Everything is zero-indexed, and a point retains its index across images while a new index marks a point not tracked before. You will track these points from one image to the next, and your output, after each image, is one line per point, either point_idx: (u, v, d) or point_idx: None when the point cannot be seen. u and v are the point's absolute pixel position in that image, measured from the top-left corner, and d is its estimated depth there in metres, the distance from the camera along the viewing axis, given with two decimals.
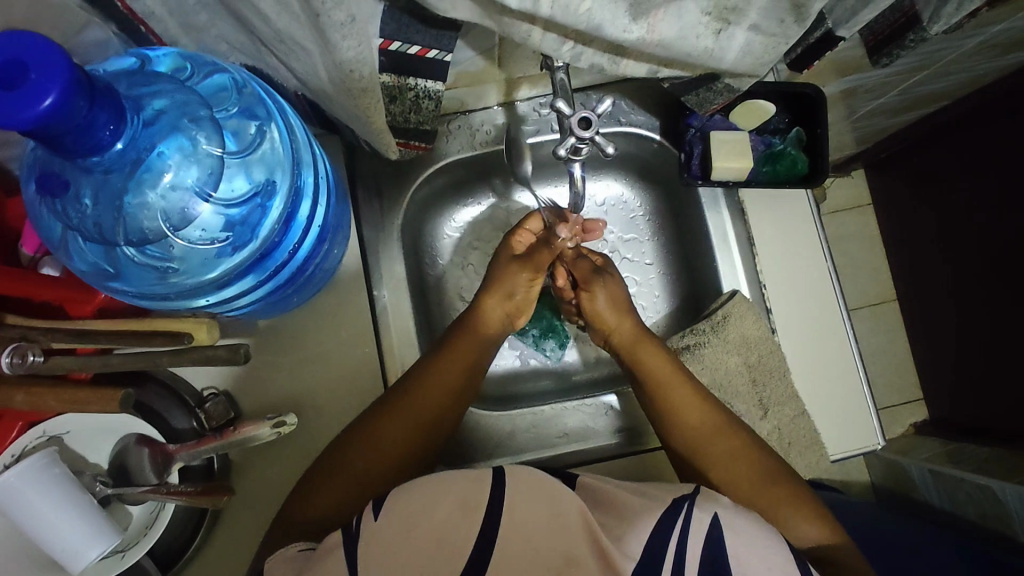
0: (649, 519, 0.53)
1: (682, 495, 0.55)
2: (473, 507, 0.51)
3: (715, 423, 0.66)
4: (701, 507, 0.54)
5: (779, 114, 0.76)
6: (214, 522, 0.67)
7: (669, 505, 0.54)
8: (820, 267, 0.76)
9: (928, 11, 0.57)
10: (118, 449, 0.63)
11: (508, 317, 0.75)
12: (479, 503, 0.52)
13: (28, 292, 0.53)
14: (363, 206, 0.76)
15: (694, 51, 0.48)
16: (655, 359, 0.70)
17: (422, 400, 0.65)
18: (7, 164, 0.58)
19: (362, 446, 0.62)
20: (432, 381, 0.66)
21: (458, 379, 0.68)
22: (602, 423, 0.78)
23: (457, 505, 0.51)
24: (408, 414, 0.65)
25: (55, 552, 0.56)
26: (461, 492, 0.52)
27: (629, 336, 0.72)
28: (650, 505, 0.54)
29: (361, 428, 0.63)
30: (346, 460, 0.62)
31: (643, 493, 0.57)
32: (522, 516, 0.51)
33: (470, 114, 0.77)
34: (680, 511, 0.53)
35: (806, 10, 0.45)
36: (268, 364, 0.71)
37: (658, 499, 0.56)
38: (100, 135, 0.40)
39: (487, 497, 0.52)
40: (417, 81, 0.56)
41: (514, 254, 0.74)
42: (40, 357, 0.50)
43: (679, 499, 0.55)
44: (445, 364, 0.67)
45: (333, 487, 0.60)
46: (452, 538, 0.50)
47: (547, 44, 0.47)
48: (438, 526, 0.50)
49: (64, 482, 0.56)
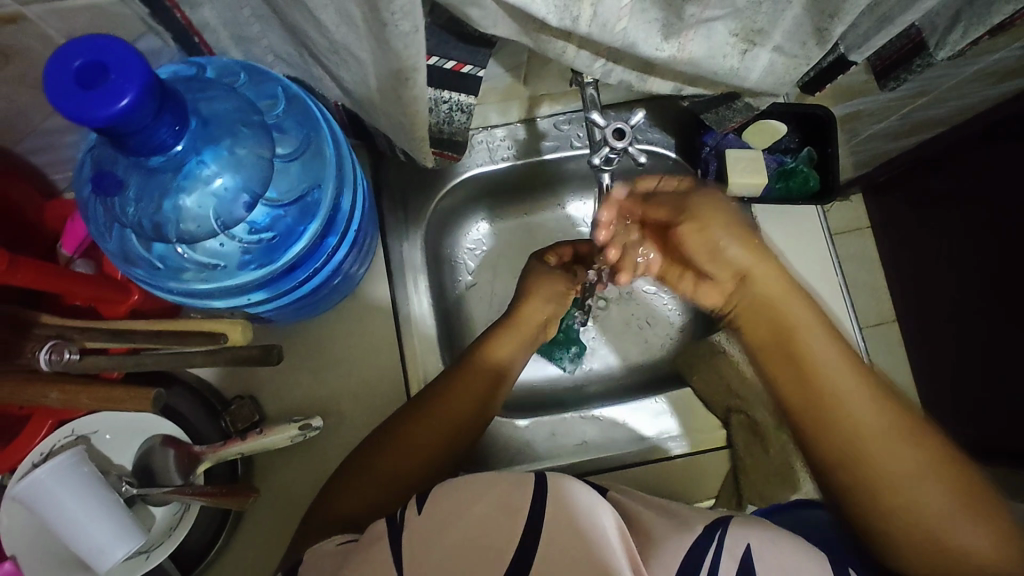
0: (679, 542, 0.49)
1: (714, 522, 0.51)
2: (515, 510, 0.48)
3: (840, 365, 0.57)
4: (733, 534, 0.49)
5: (790, 134, 0.78)
6: (235, 525, 0.68)
7: (701, 531, 0.50)
8: (832, 280, 0.77)
9: (935, 38, 0.62)
10: (143, 450, 0.64)
11: (545, 325, 0.74)
12: (520, 506, 0.48)
13: (64, 289, 0.54)
14: (387, 216, 0.78)
15: (721, 70, 0.50)
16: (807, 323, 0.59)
17: (454, 403, 0.65)
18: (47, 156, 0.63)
19: (382, 455, 0.63)
20: (457, 390, 0.65)
21: (487, 385, 0.67)
22: (619, 434, 0.78)
23: (499, 507, 0.48)
24: (442, 413, 0.64)
25: (83, 550, 0.56)
26: (502, 494, 0.49)
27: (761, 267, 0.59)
28: (677, 529, 0.51)
29: (402, 420, 0.65)
30: (387, 455, 0.62)
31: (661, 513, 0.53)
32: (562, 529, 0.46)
33: (492, 129, 0.80)
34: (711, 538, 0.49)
35: (828, 35, 0.47)
36: (292, 368, 0.73)
37: (688, 524, 0.52)
38: (163, 137, 0.41)
39: (528, 502, 0.48)
40: (451, 94, 0.59)
41: (545, 263, 0.76)
42: (75, 356, 0.55)
43: (711, 525, 0.51)
44: (483, 366, 0.67)
45: (370, 483, 0.61)
46: (495, 536, 0.47)
47: (580, 60, 0.51)
48: (471, 531, 0.47)
49: (92, 481, 0.57)
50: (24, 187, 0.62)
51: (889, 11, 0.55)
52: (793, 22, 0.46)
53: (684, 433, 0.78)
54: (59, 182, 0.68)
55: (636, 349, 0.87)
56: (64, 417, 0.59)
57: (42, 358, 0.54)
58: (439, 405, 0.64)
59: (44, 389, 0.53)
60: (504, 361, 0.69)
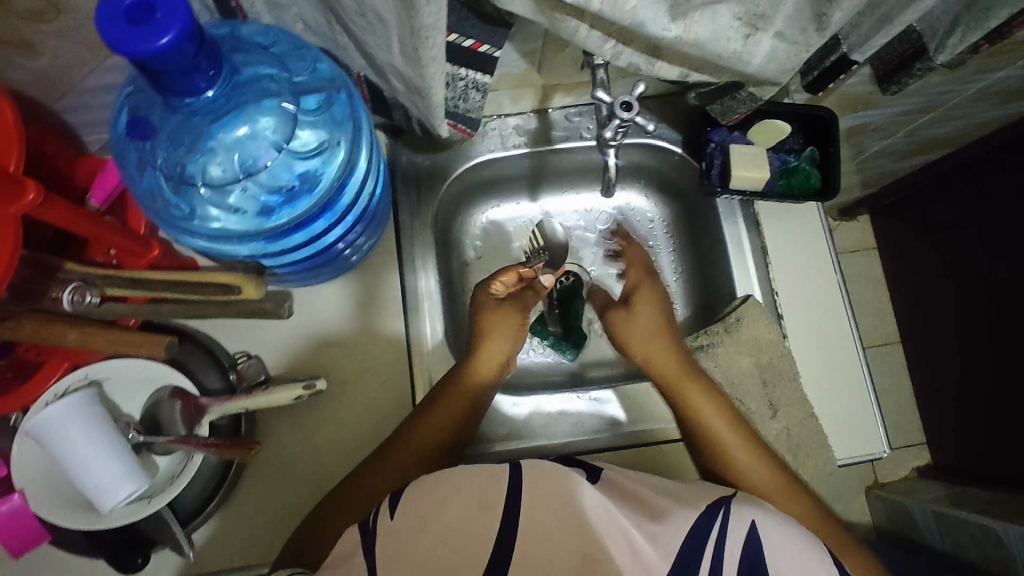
0: (684, 522, 0.54)
1: (715, 503, 0.56)
2: (491, 504, 0.52)
3: (744, 444, 0.68)
4: (737, 516, 0.55)
5: (795, 135, 0.80)
6: (235, 482, 0.69)
7: (704, 510, 0.56)
8: (830, 279, 0.80)
9: (936, 42, 0.64)
10: (151, 402, 0.66)
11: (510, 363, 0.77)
12: (496, 500, 0.53)
13: (87, 231, 0.56)
14: (400, 193, 0.81)
15: (725, 53, 0.53)
16: (707, 410, 0.70)
17: (424, 436, 0.68)
18: (77, 113, 0.66)
19: (361, 483, 0.65)
20: (428, 422, 0.68)
21: (457, 421, 0.70)
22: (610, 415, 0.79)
23: (476, 502, 0.52)
24: (409, 447, 0.67)
25: (87, 488, 0.58)
26: (477, 490, 0.53)
27: (664, 362, 0.73)
28: (684, 505, 0.56)
29: (374, 457, 0.68)
30: (355, 492, 0.65)
31: (667, 496, 0.58)
32: (540, 520, 0.52)
33: (505, 117, 0.83)
34: (716, 516, 0.55)
35: (827, 21, 0.50)
36: (297, 335, 0.75)
37: (693, 502, 0.57)
38: (198, 81, 0.44)
39: (503, 495, 0.53)
40: (468, 72, 0.62)
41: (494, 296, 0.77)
42: (95, 300, 0.58)
43: (712, 506, 0.56)
44: (456, 398, 0.70)
45: (342, 514, 0.63)
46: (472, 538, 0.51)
47: (591, 41, 0.54)
48: (455, 520, 0.52)
49: (101, 420, 0.59)
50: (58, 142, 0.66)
51: (889, 11, 0.58)
52: (794, 8, 0.49)
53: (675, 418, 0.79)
54: (92, 142, 0.72)
55: None
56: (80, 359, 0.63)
57: (65, 298, 0.56)
58: (409, 441, 0.68)
59: (63, 328, 0.56)
60: (488, 379, 0.73)
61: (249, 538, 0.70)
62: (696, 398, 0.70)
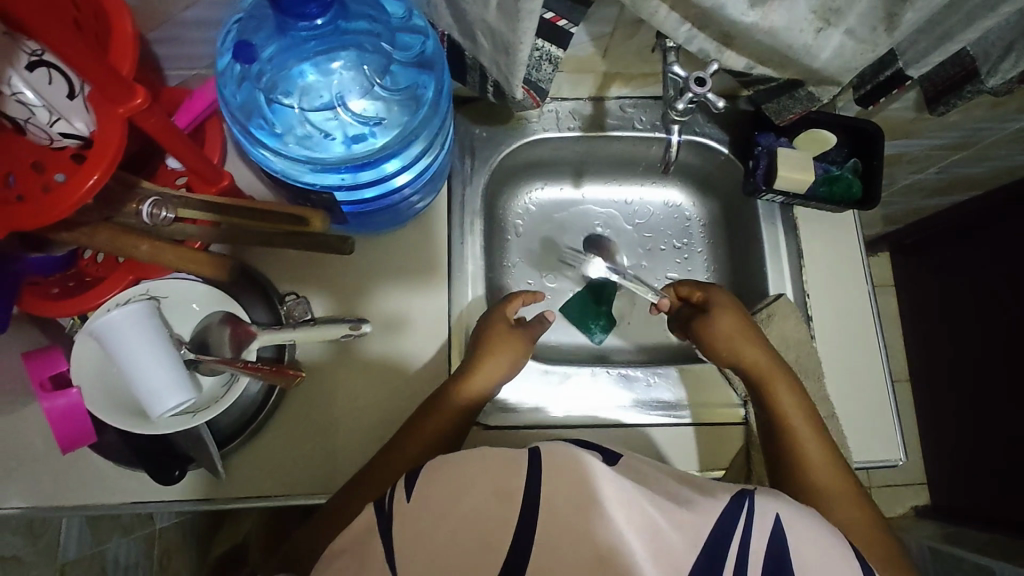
0: (710, 520, 0.49)
1: (743, 490, 0.51)
2: (511, 495, 0.47)
3: (820, 441, 0.70)
4: (763, 506, 0.51)
5: (838, 148, 0.83)
6: (273, 411, 0.72)
7: (730, 500, 0.51)
8: (860, 287, 0.82)
9: (988, 65, 0.67)
10: (202, 325, 0.69)
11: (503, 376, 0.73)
12: (516, 492, 0.47)
13: (175, 149, 0.59)
14: (455, 161, 0.84)
15: (795, 43, 0.56)
16: (791, 410, 0.71)
17: (411, 445, 0.67)
18: (166, 46, 0.70)
19: (353, 492, 0.66)
20: (416, 434, 0.68)
21: (445, 431, 0.68)
22: (633, 389, 0.82)
23: (496, 492, 0.47)
24: (396, 458, 0.67)
25: (142, 392, 0.60)
26: (497, 477, 0.48)
27: (756, 359, 0.74)
28: (709, 495, 0.51)
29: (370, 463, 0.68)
30: (350, 500, 0.65)
31: (691, 485, 0.53)
32: (558, 512, 0.46)
33: (562, 101, 0.86)
34: (744, 506, 0.50)
35: (896, 22, 0.53)
36: (343, 282, 0.77)
37: (718, 493, 0.52)
38: (311, 8, 0.49)
39: (524, 486, 0.47)
40: (544, 44, 0.65)
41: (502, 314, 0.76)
42: (169, 216, 0.61)
43: (739, 492, 0.51)
44: (444, 410, 0.69)
45: (335, 519, 0.64)
46: (492, 529, 0.46)
47: (669, 23, 0.57)
48: (474, 507, 0.47)
49: (160, 332, 0.62)
50: (147, 70, 0.69)
51: (949, 29, 0.61)
52: (867, 7, 0.52)
53: (696, 402, 0.81)
54: (172, 78, 0.76)
55: (662, 330, 0.93)
56: (142, 274, 0.66)
57: (144, 211, 0.59)
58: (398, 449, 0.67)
59: (137, 240, 0.60)
60: (477, 396, 0.71)
61: (283, 468, 0.72)
62: (784, 399, 0.72)
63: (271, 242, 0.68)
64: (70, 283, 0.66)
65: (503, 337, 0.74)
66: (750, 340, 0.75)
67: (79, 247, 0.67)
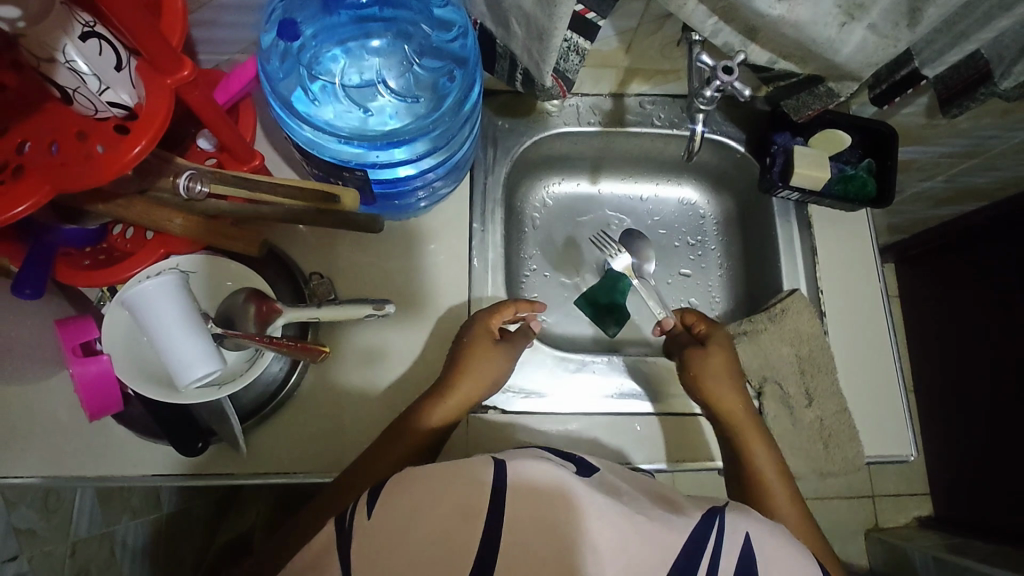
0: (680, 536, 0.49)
1: (713, 509, 0.53)
2: (473, 514, 0.47)
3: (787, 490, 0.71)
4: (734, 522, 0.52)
5: (852, 148, 0.84)
6: (293, 391, 0.73)
7: (700, 518, 0.52)
8: (873, 285, 0.84)
9: (1002, 68, 0.68)
10: (226, 302, 0.69)
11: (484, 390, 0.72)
12: (479, 510, 0.47)
13: (213, 124, 0.61)
14: (478, 151, 0.85)
15: (819, 37, 0.58)
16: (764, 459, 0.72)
17: (382, 463, 0.66)
18: (203, 28, 0.72)
19: (320, 508, 0.66)
20: (393, 447, 0.67)
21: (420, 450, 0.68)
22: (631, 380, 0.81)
23: (457, 511, 0.47)
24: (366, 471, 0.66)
25: (171, 361, 0.61)
26: (459, 495, 0.47)
27: (733, 404, 0.74)
28: (681, 513, 0.52)
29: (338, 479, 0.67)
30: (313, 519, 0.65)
31: (665, 502, 0.54)
32: (519, 533, 0.46)
33: (583, 97, 0.88)
34: (714, 525, 0.51)
35: (918, 17, 0.55)
36: (364, 265, 0.78)
37: (687, 510, 0.53)
38: None
39: (487, 504, 0.47)
40: (572, 35, 0.66)
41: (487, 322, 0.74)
42: (204, 190, 0.60)
43: (710, 512, 0.52)
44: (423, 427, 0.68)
45: (301, 535, 0.65)
46: (453, 547, 0.46)
47: (697, 16, 0.59)
48: (439, 521, 0.47)
49: (189, 303, 0.63)
50: None
51: (966, 29, 0.63)
52: (891, 2, 0.54)
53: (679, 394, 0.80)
54: (206, 61, 0.78)
55: None
56: (174, 249, 0.67)
57: (181, 184, 0.59)
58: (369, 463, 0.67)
59: (171, 215, 0.63)
60: (451, 412, 0.70)
61: (299, 445, 0.72)
62: (756, 449, 0.73)
63: (302, 216, 0.69)
64: (102, 256, 0.68)
65: (485, 348, 0.72)
66: (730, 381, 0.75)
67: (111, 221, 0.67)
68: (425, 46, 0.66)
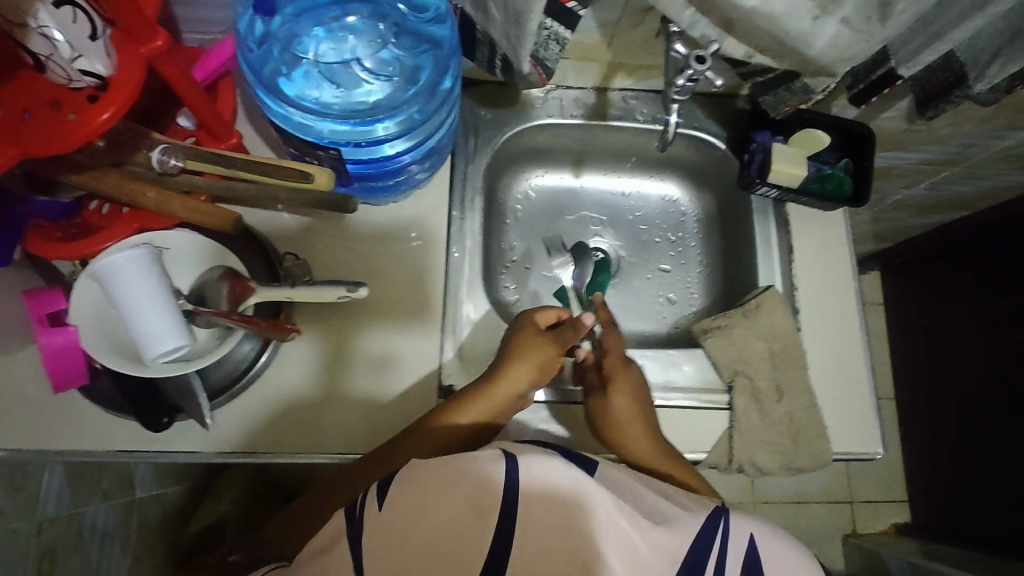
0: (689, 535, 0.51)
1: (718, 511, 0.54)
2: (485, 510, 0.46)
3: None
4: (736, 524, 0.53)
5: (830, 149, 0.85)
6: (262, 371, 0.72)
7: (707, 520, 0.53)
8: (848, 283, 0.84)
9: (976, 71, 0.68)
10: (201, 279, 0.69)
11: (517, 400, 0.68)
12: (491, 507, 0.46)
13: (189, 98, 0.62)
14: (459, 139, 0.85)
15: (794, 30, 0.59)
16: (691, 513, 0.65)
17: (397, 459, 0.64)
18: (185, 5, 0.72)
19: (314, 500, 0.66)
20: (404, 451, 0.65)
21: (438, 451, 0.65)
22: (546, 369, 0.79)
23: (467, 507, 0.46)
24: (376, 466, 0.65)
25: (138, 334, 0.61)
26: (469, 491, 0.47)
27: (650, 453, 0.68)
28: (689, 513, 0.53)
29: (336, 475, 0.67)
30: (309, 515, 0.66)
31: (676, 503, 0.55)
32: (537, 528, 0.46)
33: (567, 89, 0.88)
34: (720, 525, 0.53)
35: (890, 12, 0.56)
36: (341, 248, 0.78)
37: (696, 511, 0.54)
38: None
39: (499, 502, 0.46)
40: (552, 24, 0.65)
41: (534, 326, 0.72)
42: (177, 164, 0.62)
43: (715, 513, 0.54)
44: (444, 428, 0.65)
45: (302, 526, 0.65)
46: (463, 545, 0.46)
47: (674, 6, 0.59)
48: (446, 517, 0.46)
49: (160, 276, 0.63)
50: None
51: (940, 29, 0.64)
52: None
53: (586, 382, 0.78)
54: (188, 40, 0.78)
55: (652, 320, 0.94)
56: (147, 224, 0.67)
57: (155, 157, 0.62)
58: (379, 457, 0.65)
59: (143, 187, 0.61)
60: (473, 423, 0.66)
61: (271, 428, 0.71)
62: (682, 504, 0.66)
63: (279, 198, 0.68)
64: (74, 230, 0.67)
65: (531, 351, 0.69)
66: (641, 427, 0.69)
67: (85, 195, 0.67)
68: (403, 28, 0.67)
